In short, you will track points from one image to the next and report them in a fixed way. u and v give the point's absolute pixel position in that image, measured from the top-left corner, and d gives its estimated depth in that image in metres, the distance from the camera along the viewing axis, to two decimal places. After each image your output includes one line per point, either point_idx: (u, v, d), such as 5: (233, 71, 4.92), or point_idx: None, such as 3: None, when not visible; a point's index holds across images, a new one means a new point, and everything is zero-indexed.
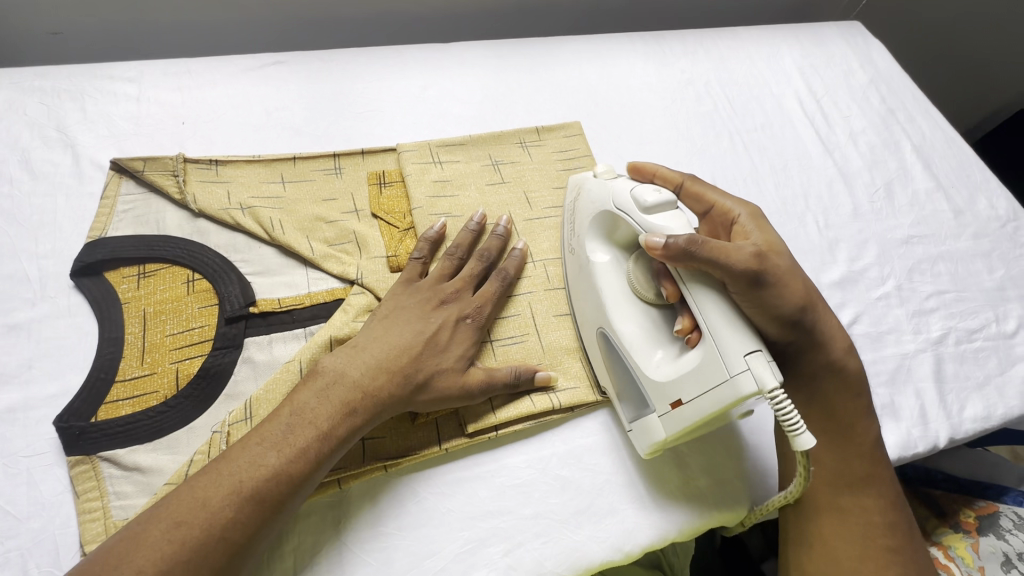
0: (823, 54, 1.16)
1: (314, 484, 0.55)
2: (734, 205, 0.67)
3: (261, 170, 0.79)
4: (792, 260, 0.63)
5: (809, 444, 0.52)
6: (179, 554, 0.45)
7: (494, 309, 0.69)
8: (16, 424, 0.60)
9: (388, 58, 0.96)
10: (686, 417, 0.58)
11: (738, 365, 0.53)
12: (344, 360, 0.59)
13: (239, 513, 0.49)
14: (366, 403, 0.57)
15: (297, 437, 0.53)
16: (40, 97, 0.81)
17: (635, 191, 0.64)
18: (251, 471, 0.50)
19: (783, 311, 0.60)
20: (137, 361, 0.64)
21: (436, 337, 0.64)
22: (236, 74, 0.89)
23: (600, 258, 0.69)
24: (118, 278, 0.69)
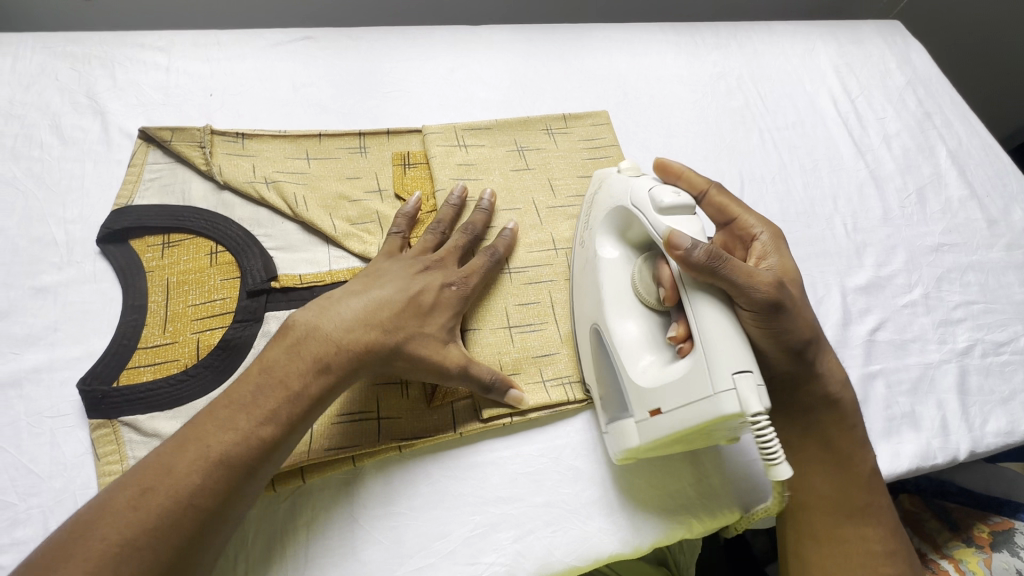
0: (860, 53, 1.13)
1: (289, 447, 0.55)
2: (758, 220, 0.66)
3: (286, 145, 0.79)
4: (802, 291, 0.63)
5: (786, 475, 0.50)
6: (145, 522, 0.45)
7: (479, 284, 0.68)
8: (41, 384, 0.61)
9: (417, 39, 0.95)
10: (663, 428, 0.56)
11: (722, 383, 0.51)
12: (315, 316, 0.58)
13: (206, 479, 0.48)
14: (340, 360, 0.57)
15: (267, 399, 0.53)
16: (72, 63, 0.81)
17: (654, 189, 0.61)
18: (220, 435, 0.50)
19: (792, 342, 0.59)
20: (160, 329, 0.65)
21: (418, 300, 0.62)
22: (265, 49, 0.88)
23: (608, 255, 0.67)
24: (143, 247, 0.70)
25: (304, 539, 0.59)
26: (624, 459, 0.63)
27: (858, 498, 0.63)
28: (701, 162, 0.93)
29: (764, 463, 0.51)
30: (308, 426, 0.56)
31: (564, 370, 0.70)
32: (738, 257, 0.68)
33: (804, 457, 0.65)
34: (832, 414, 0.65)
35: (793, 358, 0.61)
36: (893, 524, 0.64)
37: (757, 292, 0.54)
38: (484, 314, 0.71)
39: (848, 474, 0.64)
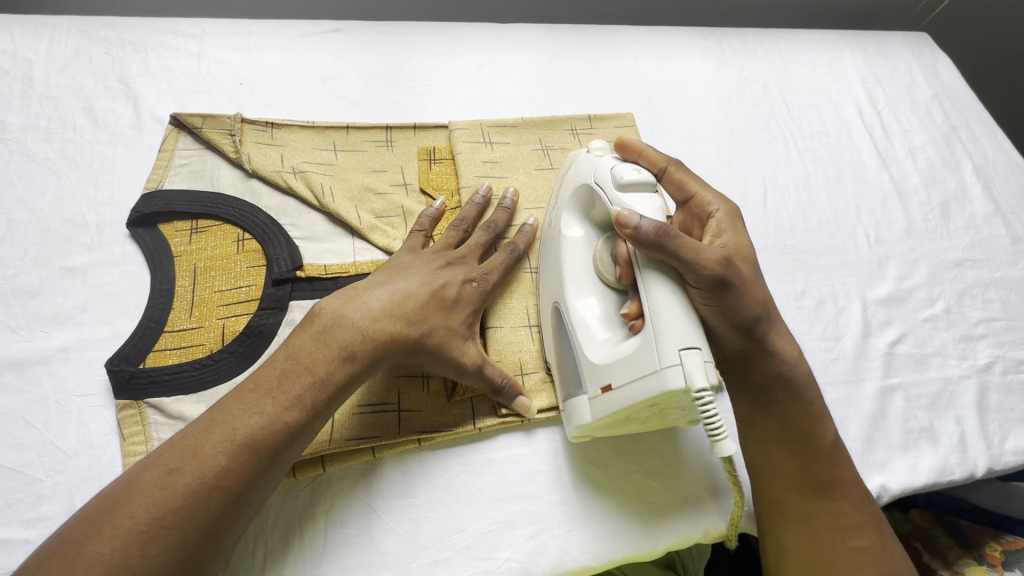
0: (887, 64, 1.12)
1: (314, 433, 0.55)
2: (714, 199, 0.64)
3: (314, 136, 0.80)
4: (754, 269, 0.61)
5: (730, 452, 0.49)
6: (172, 501, 0.46)
7: (501, 281, 0.68)
8: (68, 362, 0.62)
9: (445, 35, 0.95)
10: (613, 403, 0.56)
11: (669, 357, 0.51)
12: (342, 304, 0.59)
13: (233, 462, 0.49)
14: (366, 349, 0.57)
15: (294, 384, 0.54)
16: (107, 47, 0.82)
17: (615, 168, 0.63)
18: (246, 418, 0.51)
19: (741, 319, 0.58)
20: (187, 313, 0.66)
21: (442, 293, 0.63)
22: (295, 40, 0.89)
23: (573, 235, 0.67)
24: (171, 231, 0.71)
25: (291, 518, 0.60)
26: (579, 438, 0.63)
27: (820, 473, 0.63)
28: (725, 168, 0.93)
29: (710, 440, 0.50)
30: (331, 413, 0.57)
31: None
32: (695, 235, 0.66)
33: (763, 437, 0.64)
34: None
35: (743, 337, 0.60)
36: (878, 519, 0.63)
37: (698, 269, 0.54)
38: (507, 312, 0.71)
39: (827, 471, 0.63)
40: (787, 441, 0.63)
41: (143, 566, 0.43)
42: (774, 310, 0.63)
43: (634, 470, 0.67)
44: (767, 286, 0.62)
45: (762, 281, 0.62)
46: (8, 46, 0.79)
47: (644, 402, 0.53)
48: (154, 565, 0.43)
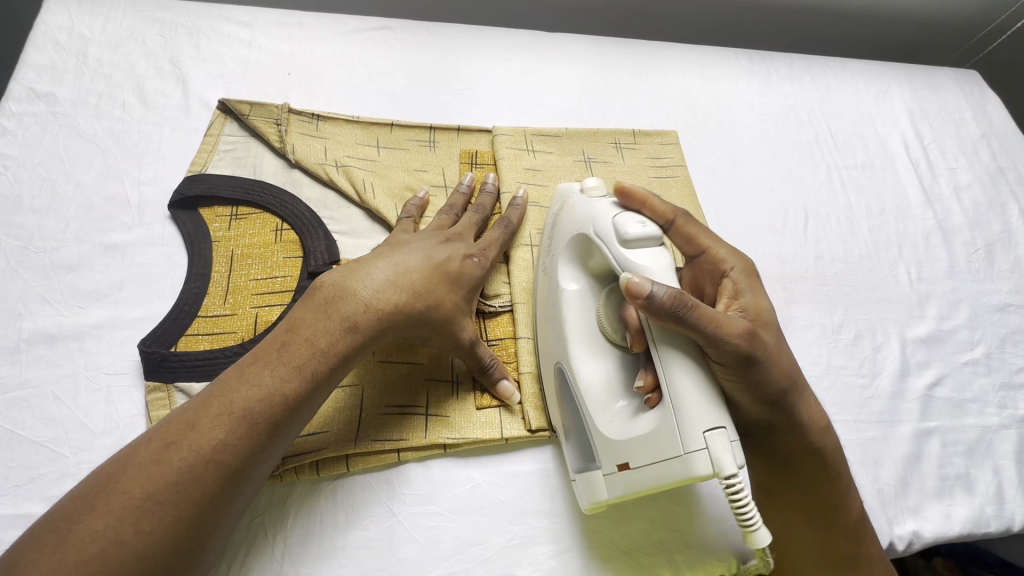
0: (935, 99, 1.10)
1: (313, 408, 0.53)
2: (729, 254, 0.62)
3: (358, 131, 0.79)
4: (777, 334, 0.57)
5: (766, 540, 0.48)
6: (167, 477, 0.44)
7: (497, 254, 0.69)
8: (101, 340, 0.61)
9: (493, 41, 0.95)
10: (632, 483, 0.53)
11: (695, 442, 0.48)
12: (344, 276, 0.57)
13: (228, 435, 0.47)
14: (369, 321, 0.55)
15: (294, 356, 0.51)
16: (160, 29, 0.82)
17: (618, 218, 0.58)
18: (244, 390, 0.49)
19: (768, 392, 0.54)
20: (221, 300, 0.65)
21: (445, 267, 0.62)
22: (344, 34, 0.89)
23: (570, 289, 0.64)
24: (211, 216, 0.70)
25: (316, 538, 0.58)
26: (591, 510, 0.59)
27: (844, 551, 0.60)
28: (766, 193, 0.91)
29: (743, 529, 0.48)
30: (336, 383, 0.54)
31: None
32: (708, 292, 0.63)
33: (782, 505, 0.62)
34: None
35: (768, 409, 0.55)
36: None
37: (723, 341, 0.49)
38: None
39: (862, 544, 0.61)
40: (829, 510, 0.60)
41: (139, 544, 0.42)
42: (803, 378, 0.58)
43: (659, 495, 0.65)
44: (791, 351, 0.57)
45: (784, 345, 0.57)
46: (66, 22, 0.80)
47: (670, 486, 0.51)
48: (149, 543, 0.42)
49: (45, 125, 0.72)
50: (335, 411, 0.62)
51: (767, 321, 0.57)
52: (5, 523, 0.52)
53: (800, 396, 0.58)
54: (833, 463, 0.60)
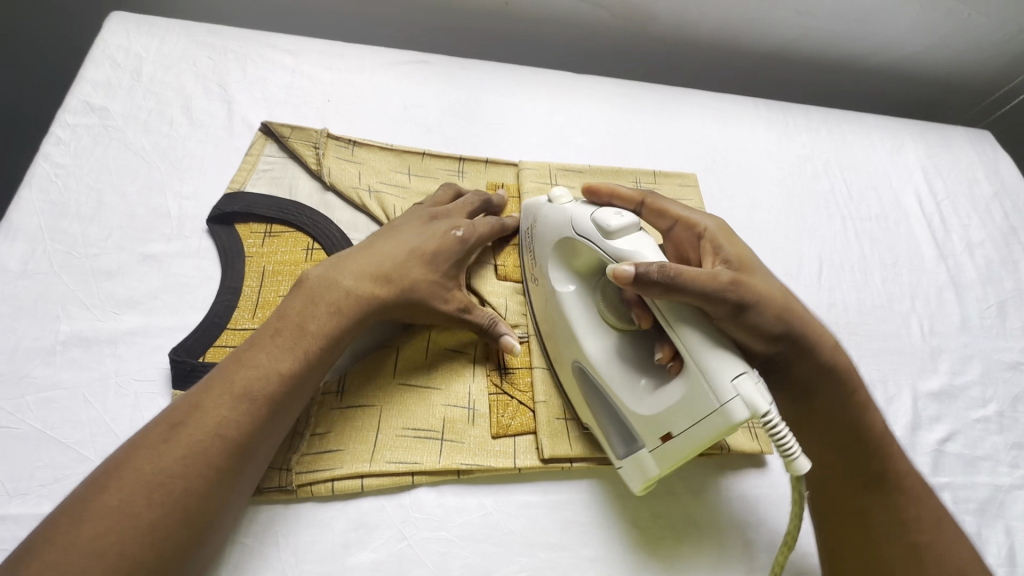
0: (948, 157, 1.13)
1: (310, 388, 0.56)
2: (692, 216, 0.66)
3: (391, 158, 0.82)
4: (763, 270, 0.60)
5: (807, 466, 0.51)
6: (175, 453, 0.46)
7: (488, 229, 0.72)
8: (133, 346, 0.63)
9: (523, 80, 0.99)
10: (679, 450, 0.55)
11: (726, 392, 0.50)
12: (327, 269, 0.60)
13: (232, 410, 0.49)
14: (354, 305, 0.59)
15: (287, 340, 0.54)
16: (211, 53, 0.87)
17: (597, 213, 0.61)
18: (243, 371, 0.52)
19: (767, 329, 0.56)
20: (250, 314, 0.67)
21: (423, 253, 0.65)
22: (383, 66, 0.93)
23: (565, 290, 0.66)
24: (246, 232, 0.73)
25: (324, 557, 0.58)
26: (644, 490, 0.61)
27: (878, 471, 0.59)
28: (781, 239, 0.93)
29: (785, 459, 0.51)
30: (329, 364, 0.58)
31: None
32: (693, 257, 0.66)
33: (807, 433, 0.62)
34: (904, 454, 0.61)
35: (773, 342, 0.58)
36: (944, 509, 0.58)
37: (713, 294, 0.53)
38: None
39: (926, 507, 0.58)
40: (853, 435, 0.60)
41: (151, 517, 0.43)
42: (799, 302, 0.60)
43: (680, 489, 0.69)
44: (780, 283, 0.59)
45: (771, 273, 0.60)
46: (124, 42, 0.84)
47: (713, 441, 0.53)
48: (162, 514, 0.43)
49: (96, 137, 0.75)
50: (352, 431, 0.63)
51: (750, 259, 0.60)
52: (27, 522, 0.53)
53: (801, 318, 0.59)
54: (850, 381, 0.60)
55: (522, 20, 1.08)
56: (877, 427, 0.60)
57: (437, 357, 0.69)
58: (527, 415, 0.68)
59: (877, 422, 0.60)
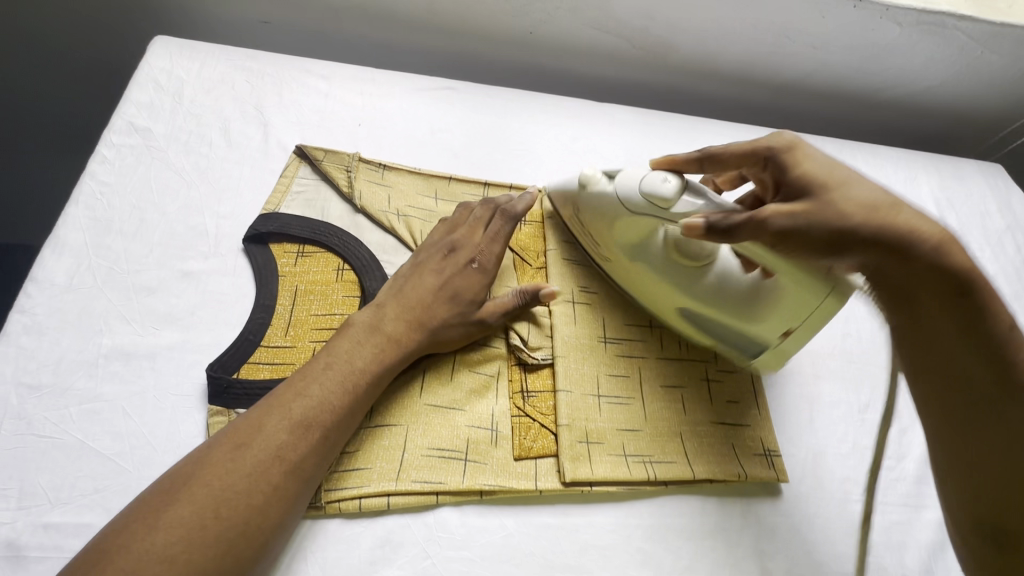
0: (961, 189, 1.15)
1: (358, 420, 0.62)
2: (748, 146, 0.70)
3: (419, 182, 0.85)
4: (841, 182, 0.63)
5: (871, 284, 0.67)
6: (241, 470, 0.53)
7: (502, 248, 0.74)
8: (171, 361, 0.66)
9: (546, 107, 1.02)
10: (802, 339, 0.70)
11: (835, 278, 0.64)
12: (373, 311, 0.67)
13: (289, 435, 0.56)
14: (395, 345, 0.65)
15: (338, 374, 0.61)
16: (248, 77, 0.90)
17: (645, 180, 0.71)
18: (299, 400, 0.58)
19: (855, 235, 0.60)
20: (283, 331, 0.70)
21: (449, 287, 0.71)
22: (411, 92, 0.96)
23: (636, 249, 0.76)
24: (279, 251, 0.76)
25: (350, 574, 0.59)
26: (764, 361, 0.76)
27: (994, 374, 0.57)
28: None
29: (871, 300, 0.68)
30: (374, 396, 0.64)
31: (645, 449, 0.71)
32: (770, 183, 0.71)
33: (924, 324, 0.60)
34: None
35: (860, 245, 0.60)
36: None
37: (766, 224, 0.62)
38: (577, 377, 0.73)
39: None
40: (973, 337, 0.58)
41: (218, 527, 0.50)
42: (884, 211, 0.60)
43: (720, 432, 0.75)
44: (858, 196, 0.61)
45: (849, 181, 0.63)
46: (167, 65, 0.88)
47: (824, 314, 0.68)
48: (227, 524, 0.50)
49: (140, 156, 0.79)
50: (380, 450, 0.65)
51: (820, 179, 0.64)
52: (68, 530, 0.55)
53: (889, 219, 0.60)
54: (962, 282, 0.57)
55: (545, 49, 1.12)
56: (1002, 326, 0.57)
57: (461, 378, 0.71)
58: (548, 438, 0.69)
59: (1004, 322, 0.57)
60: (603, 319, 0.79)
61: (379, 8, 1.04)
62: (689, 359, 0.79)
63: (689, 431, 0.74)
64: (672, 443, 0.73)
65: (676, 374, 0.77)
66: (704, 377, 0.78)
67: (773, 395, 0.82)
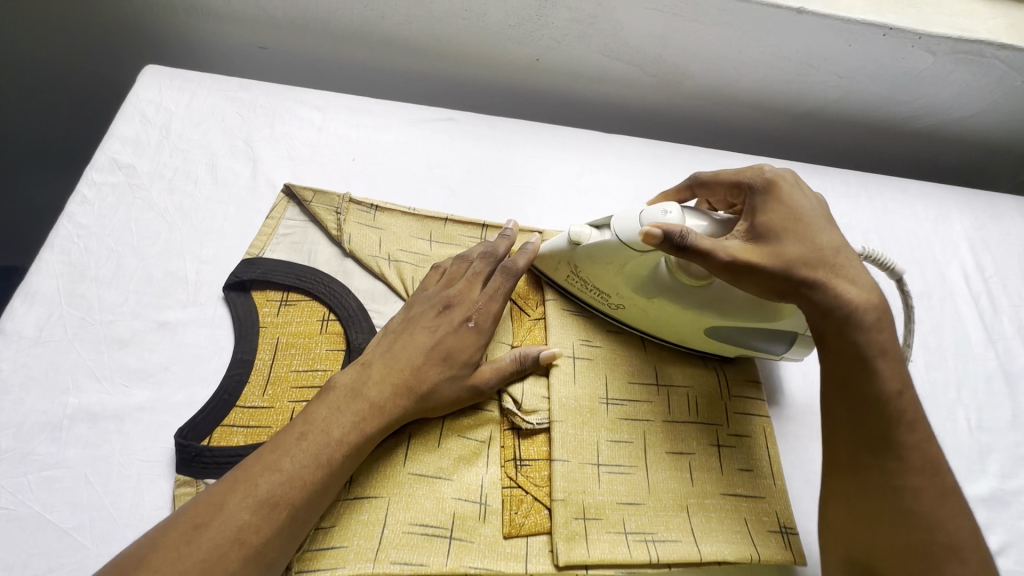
0: (999, 229, 1.07)
1: (332, 495, 0.56)
2: (733, 180, 0.68)
3: (413, 223, 0.80)
4: (798, 228, 0.61)
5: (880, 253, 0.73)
6: (196, 555, 0.47)
7: (500, 307, 0.69)
8: (139, 423, 0.61)
9: (552, 139, 0.97)
10: None
11: None
12: (357, 373, 0.62)
13: (253, 516, 0.50)
14: (376, 412, 0.60)
15: (312, 444, 0.55)
16: (240, 109, 0.87)
17: (644, 214, 0.65)
18: (267, 475, 0.53)
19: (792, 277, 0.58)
20: (261, 390, 0.65)
21: (441, 346, 0.65)
22: (409, 123, 0.92)
23: (636, 283, 0.71)
24: (262, 300, 0.71)
25: None
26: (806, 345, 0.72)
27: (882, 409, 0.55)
28: None
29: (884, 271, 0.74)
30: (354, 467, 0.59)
31: (647, 526, 0.65)
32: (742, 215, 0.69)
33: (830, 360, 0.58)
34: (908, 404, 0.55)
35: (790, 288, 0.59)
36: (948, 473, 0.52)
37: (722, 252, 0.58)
38: (575, 445, 0.67)
39: (935, 479, 0.53)
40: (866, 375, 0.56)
41: None
42: (823, 259, 0.59)
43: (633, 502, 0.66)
44: (803, 244, 0.60)
45: (814, 231, 0.61)
46: (156, 96, 0.85)
47: None
48: None
49: (121, 196, 0.75)
50: (357, 526, 0.60)
51: (790, 220, 0.61)
52: None
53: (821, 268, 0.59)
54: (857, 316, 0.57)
55: (552, 76, 1.07)
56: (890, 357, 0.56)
57: (449, 444, 0.66)
58: (542, 513, 0.64)
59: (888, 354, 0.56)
60: (605, 378, 0.73)
61: (379, 34, 1.00)
62: (700, 423, 0.72)
63: (696, 504, 0.68)
64: (679, 518, 0.66)
65: (685, 439, 0.71)
66: (715, 442, 0.71)
67: (790, 463, 0.75)
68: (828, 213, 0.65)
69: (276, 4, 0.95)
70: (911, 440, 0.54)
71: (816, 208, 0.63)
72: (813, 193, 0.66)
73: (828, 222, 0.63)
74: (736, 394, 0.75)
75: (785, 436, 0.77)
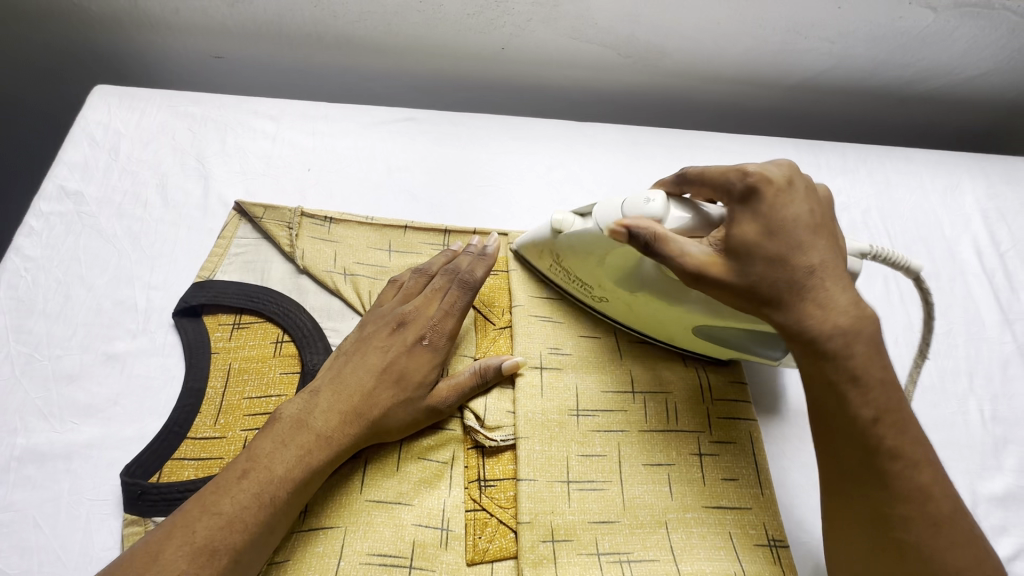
0: (1017, 196, 0.98)
1: (280, 533, 0.54)
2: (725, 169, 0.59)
3: (370, 234, 0.76)
4: (776, 242, 0.53)
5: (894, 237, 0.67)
6: None
7: (456, 323, 0.66)
8: (88, 461, 0.60)
9: (518, 132, 0.92)
10: None
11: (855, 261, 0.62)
12: (302, 405, 0.59)
13: (189, 565, 0.48)
14: (321, 445, 0.57)
15: (252, 483, 0.53)
16: (189, 124, 0.84)
17: (626, 202, 0.61)
18: (206, 519, 0.51)
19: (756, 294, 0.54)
20: (212, 420, 0.63)
21: (392, 369, 0.62)
22: (368, 127, 0.88)
23: (620, 278, 0.67)
24: (214, 324, 0.69)
25: None
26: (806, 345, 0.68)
27: (874, 441, 0.51)
28: None
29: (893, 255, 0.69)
30: (299, 505, 0.56)
31: (621, 544, 0.61)
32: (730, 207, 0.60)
33: (819, 394, 0.53)
34: (896, 421, 0.51)
35: (757, 306, 0.54)
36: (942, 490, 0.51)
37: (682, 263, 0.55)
38: (542, 463, 0.63)
39: (931, 506, 0.51)
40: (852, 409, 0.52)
41: None
42: (802, 276, 0.53)
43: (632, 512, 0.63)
44: (782, 261, 0.53)
45: (791, 245, 0.53)
46: (104, 118, 0.82)
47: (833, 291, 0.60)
48: None
49: (69, 225, 0.73)
50: (311, 560, 0.57)
51: (770, 230, 0.54)
52: None
53: (798, 290, 0.53)
54: (842, 340, 0.52)
55: (520, 65, 1.01)
56: (877, 375, 0.52)
57: (407, 467, 0.63)
58: (508, 537, 0.61)
59: (870, 373, 0.52)
60: (576, 388, 0.68)
61: (334, 35, 0.96)
62: (679, 431, 0.68)
63: (676, 520, 0.63)
64: (658, 535, 0.62)
65: (663, 449, 0.66)
66: (696, 451, 0.67)
67: (781, 469, 0.70)
68: (822, 219, 0.56)
69: (225, 11, 0.92)
70: (896, 469, 0.51)
71: (804, 217, 0.55)
72: (809, 193, 0.56)
73: (815, 233, 0.54)
74: (719, 397, 0.70)
75: (776, 439, 0.72)
